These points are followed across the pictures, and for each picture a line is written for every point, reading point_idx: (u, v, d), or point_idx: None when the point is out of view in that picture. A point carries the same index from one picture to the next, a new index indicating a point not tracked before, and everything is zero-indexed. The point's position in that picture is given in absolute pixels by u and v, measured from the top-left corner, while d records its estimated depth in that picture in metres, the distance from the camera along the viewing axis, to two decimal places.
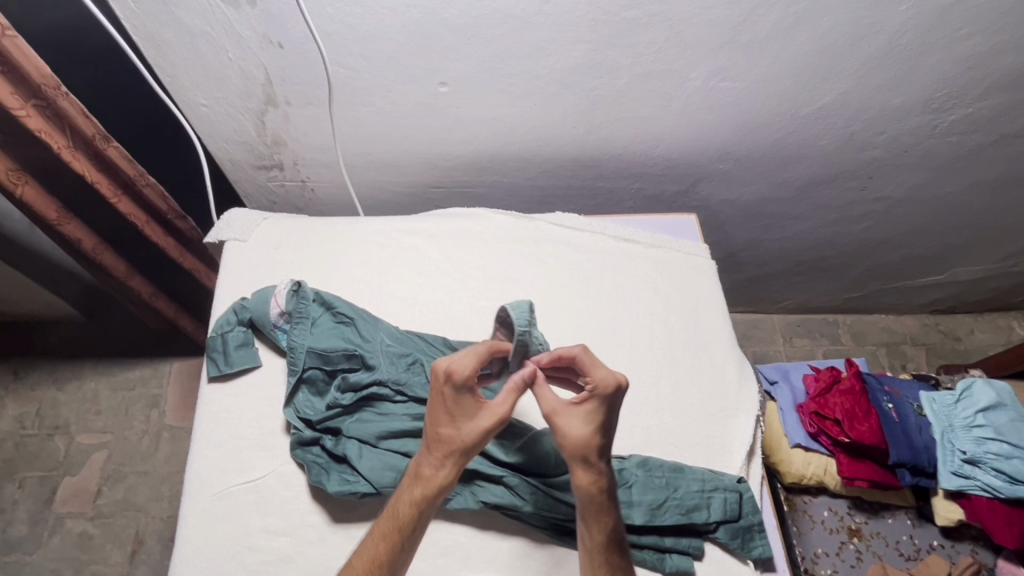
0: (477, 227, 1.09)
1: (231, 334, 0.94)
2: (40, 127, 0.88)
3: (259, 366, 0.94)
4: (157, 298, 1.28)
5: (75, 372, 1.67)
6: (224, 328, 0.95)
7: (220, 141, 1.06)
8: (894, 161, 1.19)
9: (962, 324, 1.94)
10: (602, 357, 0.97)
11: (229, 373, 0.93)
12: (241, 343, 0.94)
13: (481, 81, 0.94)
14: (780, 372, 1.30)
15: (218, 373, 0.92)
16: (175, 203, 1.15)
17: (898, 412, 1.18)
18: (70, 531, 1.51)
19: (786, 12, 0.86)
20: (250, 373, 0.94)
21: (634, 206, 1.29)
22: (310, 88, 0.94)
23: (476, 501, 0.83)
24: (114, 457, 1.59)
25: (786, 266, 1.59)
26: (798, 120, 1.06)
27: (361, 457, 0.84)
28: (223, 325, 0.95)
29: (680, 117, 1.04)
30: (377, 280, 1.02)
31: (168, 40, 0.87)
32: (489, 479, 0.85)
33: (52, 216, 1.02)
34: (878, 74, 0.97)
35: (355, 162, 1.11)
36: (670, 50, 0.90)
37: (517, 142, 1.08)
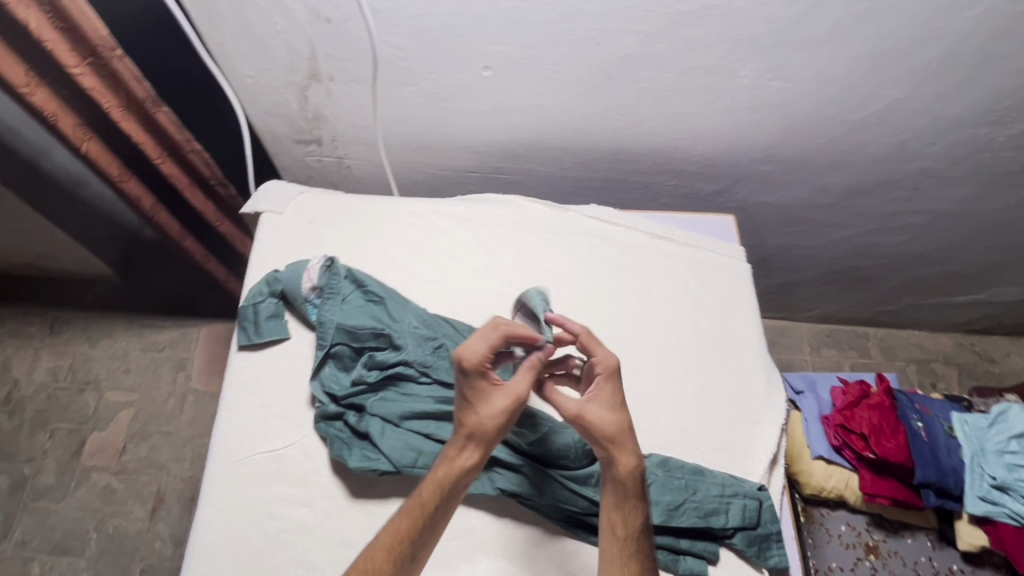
0: (511, 214, 1.08)
1: (262, 305, 0.95)
2: (92, 85, 0.91)
3: (287, 338, 0.95)
4: (209, 260, 1.32)
5: (107, 331, 1.71)
6: (256, 299, 0.96)
7: (262, 113, 1.07)
8: (945, 173, 1.15)
9: (999, 346, 1.88)
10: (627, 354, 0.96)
11: (258, 343, 0.94)
12: (272, 315, 0.95)
13: (526, 66, 0.93)
14: (806, 382, 1.27)
15: (248, 342, 0.93)
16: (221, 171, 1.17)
17: (928, 431, 1.14)
18: (95, 483, 1.56)
19: (846, 12, 0.83)
20: (278, 345, 0.95)
21: (669, 204, 1.27)
22: (354, 65, 0.94)
23: (493, 487, 0.83)
24: (141, 416, 1.64)
25: (819, 274, 1.56)
26: (847, 126, 1.03)
27: (382, 434, 0.85)
28: (255, 296, 0.96)
29: (726, 115, 1.02)
30: (407, 261, 1.03)
31: (218, 10, 0.87)
32: (508, 466, 0.85)
33: (112, 172, 1.06)
34: (937, 83, 0.93)
35: (393, 142, 1.11)
36: (721, 46, 0.88)
37: (556, 131, 1.07)
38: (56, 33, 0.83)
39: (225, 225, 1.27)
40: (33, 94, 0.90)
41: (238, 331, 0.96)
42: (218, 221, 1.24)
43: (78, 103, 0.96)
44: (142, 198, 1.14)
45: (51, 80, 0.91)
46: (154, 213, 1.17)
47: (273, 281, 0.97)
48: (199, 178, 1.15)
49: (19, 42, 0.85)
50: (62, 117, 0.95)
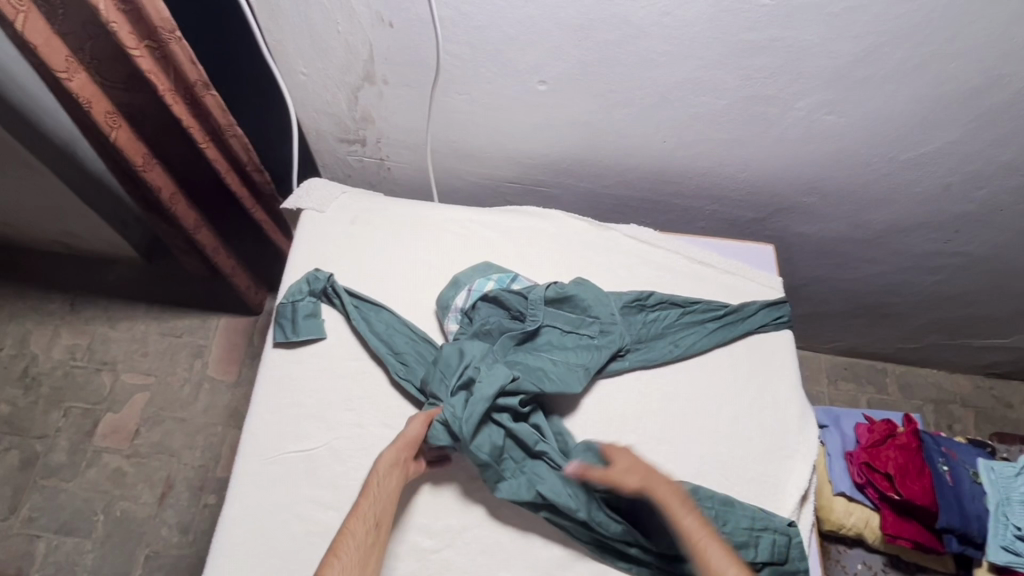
0: (551, 228, 1.08)
1: (301, 304, 0.95)
2: (150, 68, 0.90)
3: (323, 338, 0.94)
4: (219, 251, 1.30)
5: (128, 313, 1.71)
6: (295, 297, 0.97)
7: (310, 110, 1.07)
8: (987, 218, 1.14)
9: (1017, 392, 1.87)
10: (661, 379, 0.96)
11: (294, 341, 0.94)
12: (310, 313, 0.95)
13: (582, 83, 0.93)
14: (831, 416, 1.26)
15: (284, 339, 0.93)
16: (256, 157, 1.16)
17: (953, 475, 1.13)
18: (106, 464, 1.56)
19: (911, 53, 0.83)
20: (314, 343, 0.94)
21: (706, 228, 1.27)
22: (411, 70, 0.94)
23: (533, 492, 0.83)
24: (155, 400, 1.63)
25: (846, 307, 1.55)
26: (896, 165, 1.03)
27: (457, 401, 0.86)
28: (295, 294, 0.97)
29: (774, 145, 1.02)
30: (446, 268, 1.02)
31: (283, 7, 0.88)
32: (550, 472, 0.85)
33: (138, 160, 1.05)
34: (993, 129, 0.93)
35: (437, 148, 1.11)
36: (780, 77, 0.88)
37: (602, 149, 1.07)
38: (119, 14, 0.83)
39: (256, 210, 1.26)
40: (73, 80, 0.90)
41: (275, 327, 0.96)
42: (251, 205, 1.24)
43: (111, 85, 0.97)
44: (164, 188, 1.12)
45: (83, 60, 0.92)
46: (173, 204, 1.15)
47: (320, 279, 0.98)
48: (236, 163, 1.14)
49: (57, 22, 0.86)
50: (96, 105, 0.95)
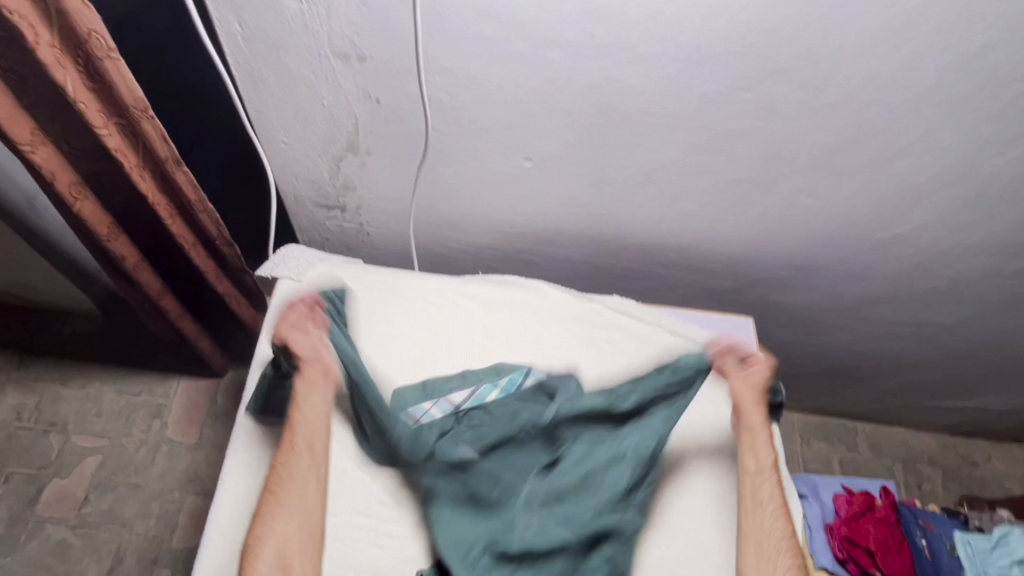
0: (535, 301, 1.07)
1: (280, 368, 0.92)
2: (117, 146, 0.88)
3: None
4: (184, 317, 1.26)
5: (82, 368, 1.63)
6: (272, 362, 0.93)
7: (290, 177, 1.04)
8: (953, 293, 1.18)
9: (981, 450, 1.92)
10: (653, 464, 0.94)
11: (278, 400, 0.90)
12: (294, 370, 0.92)
13: (567, 161, 0.93)
14: (810, 486, 1.26)
15: (264, 409, 0.90)
16: (226, 230, 1.12)
17: (931, 550, 1.14)
18: (48, 537, 1.44)
19: (887, 145, 0.85)
20: (300, 401, 0.91)
21: (685, 296, 1.27)
22: (396, 143, 0.93)
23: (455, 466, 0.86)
24: (108, 465, 1.54)
25: (818, 370, 1.57)
26: (870, 244, 1.06)
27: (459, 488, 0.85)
28: (271, 360, 0.93)
29: (753, 223, 1.03)
30: (429, 341, 1.00)
31: (267, 79, 0.85)
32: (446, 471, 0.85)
33: (103, 232, 1.00)
34: (960, 215, 0.97)
35: (419, 215, 1.09)
36: (763, 162, 0.90)
37: (586, 221, 1.07)
38: (89, 93, 0.81)
39: (225, 284, 1.22)
40: (35, 153, 0.86)
41: (253, 395, 0.92)
42: (219, 280, 1.19)
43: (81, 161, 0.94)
44: (128, 257, 1.08)
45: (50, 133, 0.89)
46: (136, 271, 1.11)
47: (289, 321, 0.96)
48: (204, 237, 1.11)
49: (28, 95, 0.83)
50: (61, 177, 0.91)
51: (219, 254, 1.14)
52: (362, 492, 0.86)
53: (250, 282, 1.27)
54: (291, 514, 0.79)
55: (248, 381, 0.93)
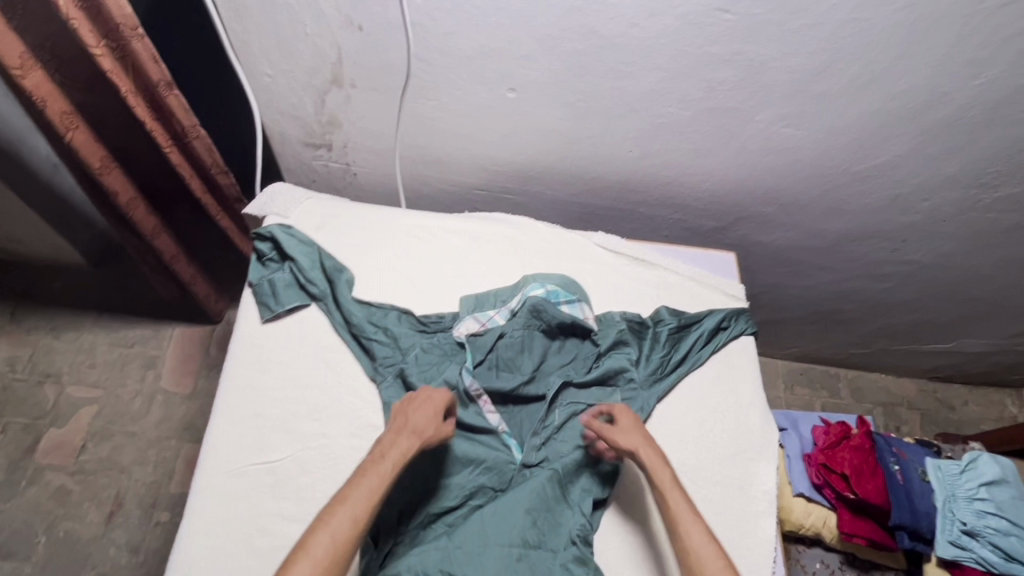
0: (523, 236, 1.08)
1: (277, 277, 0.95)
2: (111, 68, 0.88)
3: (308, 305, 0.95)
4: (178, 259, 1.26)
5: (74, 321, 1.64)
6: (268, 274, 0.95)
7: (275, 114, 1.04)
8: (930, 229, 1.21)
9: (958, 395, 1.98)
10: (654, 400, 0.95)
11: (281, 313, 0.94)
12: (289, 284, 0.95)
13: (550, 91, 0.94)
14: (789, 420, 1.31)
15: (271, 314, 0.93)
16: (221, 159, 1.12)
17: (903, 474, 1.18)
18: (48, 483, 1.47)
19: (864, 70, 0.86)
20: (299, 311, 0.95)
21: (669, 236, 1.30)
22: (379, 74, 0.93)
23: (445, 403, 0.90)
24: (103, 414, 1.56)
25: (801, 314, 1.61)
26: (850, 177, 1.08)
27: (463, 414, 0.90)
28: (267, 272, 0.96)
29: (735, 157, 1.05)
30: (417, 275, 1.02)
31: (249, 7, 0.84)
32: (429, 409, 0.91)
33: (96, 164, 1.00)
34: (936, 143, 0.98)
35: (406, 153, 1.10)
36: (744, 89, 0.91)
37: (570, 157, 1.08)
38: (78, 11, 0.80)
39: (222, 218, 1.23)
40: (27, 78, 0.86)
41: (254, 307, 0.94)
42: (216, 213, 1.21)
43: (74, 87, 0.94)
44: (121, 192, 1.07)
45: (42, 59, 0.88)
46: (131, 209, 1.10)
47: (280, 230, 0.97)
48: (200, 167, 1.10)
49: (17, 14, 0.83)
50: (52, 103, 0.90)
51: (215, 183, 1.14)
52: (358, 416, 0.89)
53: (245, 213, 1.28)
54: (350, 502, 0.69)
55: (244, 300, 0.95)
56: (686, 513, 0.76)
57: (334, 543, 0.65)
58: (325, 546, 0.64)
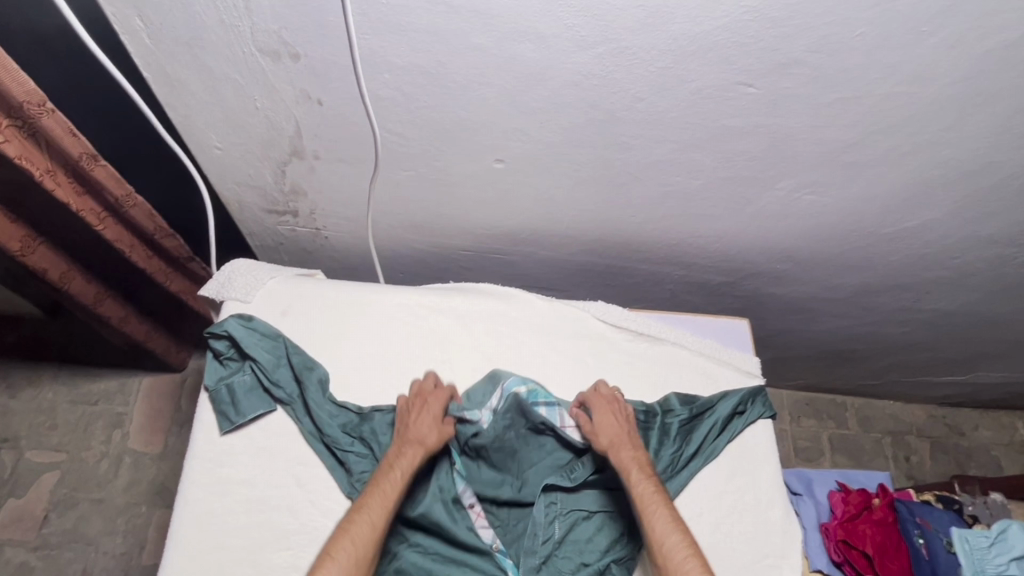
0: (515, 311, 0.97)
1: (237, 380, 0.84)
2: (17, 150, 0.76)
3: (272, 410, 0.84)
4: (127, 322, 1.19)
5: (32, 378, 1.52)
6: (228, 377, 0.85)
7: (230, 183, 0.91)
8: (958, 282, 1.11)
9: (969, 420, 1.90)
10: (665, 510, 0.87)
11: (243, 423, 0.83)
12: (251, 388, 0.84)
13: (542, 162, 0.82)
14: (804, 483, 1.23)
15: (231, 426, 0.82)
16: (166, 222, 1.02)
17: (929, 549, 1.10)
18: (9, 560, 1.37)
19: (903, 141, 0.75)
20: (264, 418, 0.84)
21: (674, 291, 1.19)
22: (345, 147, 0.81)
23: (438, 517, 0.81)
24: (67, 480, 1.45)
25: (810, 353, 1.52)
26: (875, 238, 0.97)
27: (451, 535, 0.81)
28: (227, 374, 0.85)
29: (750, 221, 0.94)
30: (396, 365, 0.90)
31: (186, 81, 0.72)
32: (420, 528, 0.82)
33: (14, 246, 0.93)
34: (976, 208, 0.88)
35: (381, 219, 0.98)
36: (763, 160, 0.79)
37: (566, 222, 0.97)
38: None
39: (174, 280, 1.14)
40: None
41: (211, 415, 0.84)
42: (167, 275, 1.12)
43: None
44: (52, 269, 1.00)
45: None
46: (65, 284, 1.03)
47: (236, 325, 0.87)
48: (141, 234, 1.01)
49: None
50: None
51: (161, 248, 1.05)
52: None
53: (200, 270, 1.19)
54: (366, 519, 0.73)
55: (200, 405, 0.84)
56: (647, 497, 0.78)
57: (355, 549, 0.70)
58: (348, 551, 0.70)
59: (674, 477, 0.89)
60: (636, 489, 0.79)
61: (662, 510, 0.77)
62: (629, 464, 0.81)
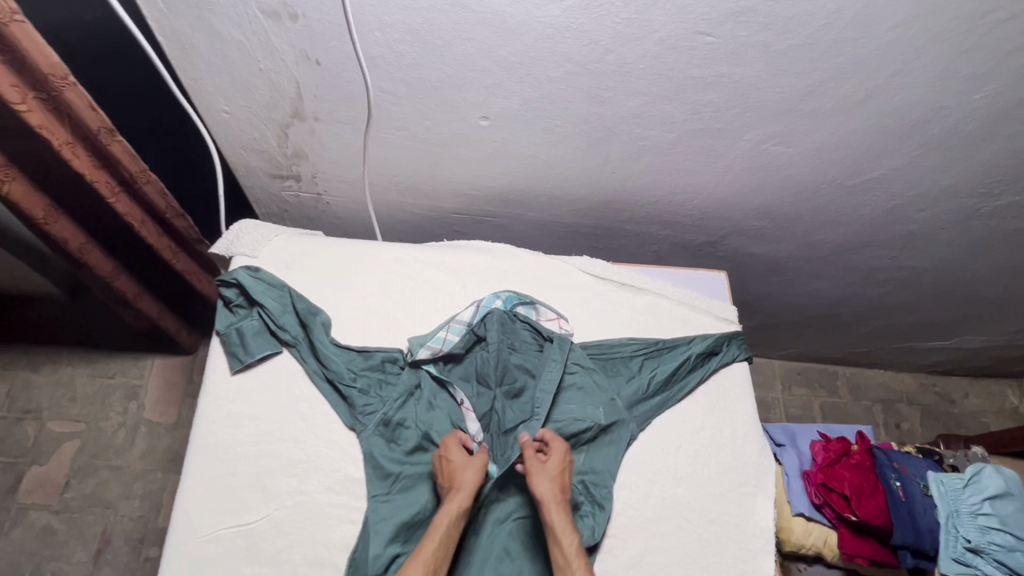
0: (503, 264, 1.03)
1: (245, 325, 0.91)
2: (39, 121, 0.84)
3: (281, 352, 0.91)
4: (141, 298, 1.27)
5: (52, 354, 1.59)
6: (235, 322, 0.92)
7: (236, 147, 0.99)
8: (928, 237, 1.16)
9: (958, 387, 1.95)
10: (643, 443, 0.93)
11: (252, 363, 0.89)
12: (258, 331, 0.91)
13: (525, 118, 0.89)
14: (788, 435, 1.28)
15: (241, 365, 0.89)
16: (176, 202, 1.12)
17: (906, 490, 1.15)
18: (32, 523, 1.44)
19: (857, 88, 0.81)
20: (270, 359, 0.91)
21: (659, 252, 1.25)
22: (342, 107, 0.88)
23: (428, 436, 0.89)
24: (86, 448, 1.52)
25: (797, 318, 1.57)
26: (843, 190, 1.02)
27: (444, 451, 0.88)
28: (234, 320, 0.92)
29: (723, 175, 1.00)
30: (392, 313, 0.97)
31: (195, 44, 0.79)
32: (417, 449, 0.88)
33: (40, 215, 0.98)
34: (933, 157, 0.94)
35: (377, 182, 1.05)
36: (729, 111, 0.85)
37: (551, 180, 1.03)
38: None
39: (179, 259, 1.23)
40: None
41: (222, 358, 0.90)
42: (172, 256, 1.20)
43: (11, 140, 0.89)
44: (73, 240, 1.06)
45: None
46: (84, 255, 1.09)
47: (245, 275, 0.93)
48: (152, 212, 1.10)
49: None
50: None
51: (171, 227, 1.14)
52: (336, 469, 0.85)
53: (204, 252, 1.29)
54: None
55: (211, 350, 0.91)
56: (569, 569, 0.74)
57: None
58: None
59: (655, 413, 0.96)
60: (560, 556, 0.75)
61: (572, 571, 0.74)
62: (557, 528, 0.78)
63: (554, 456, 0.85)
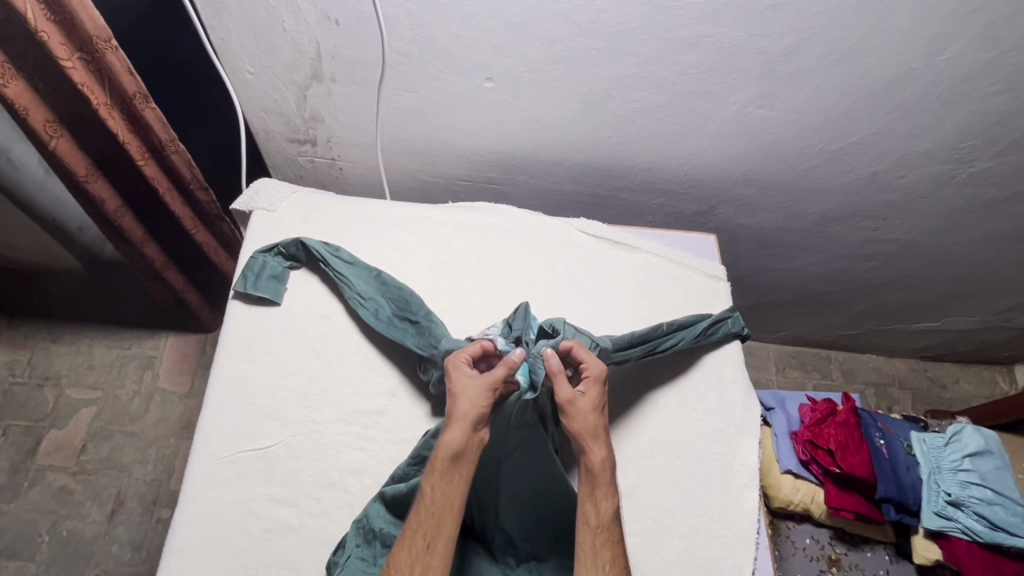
0: (506, 223, 1.10)
1: (269, 263, 0.98)
2: (82, 79, 0.91)
3: (276, 303, 0.97)
4: (167, 268, 1.32)
5: (72, 325, 1.65)
6: (265, 256, 0.99)
7: (258, 110, 1.07)
8: (909, 206, 1.22)
9: (949, 373, 1.99)
10: (636, 387, 0.99)
11: (249, 294, 0.96)
12: (274, 275, 0.98)
13: (526, 80, 0.96)
14: (777, 399, 1.31)
15: (242, 289, 0.96)
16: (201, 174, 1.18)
17: (889, 448, 1.21)
18: (50, 483, 1.50)
19: (831, 48, 0.88)
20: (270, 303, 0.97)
21: (654, 222, 1.31)
22: (358, 68, 0.95)
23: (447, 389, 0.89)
24: (103, 414, 1.58)
25: (789, 296, 1.62)
26: (825, 155, 1.09)
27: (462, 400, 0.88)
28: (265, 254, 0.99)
29: (712, 140, 1.07)
30: (401, 264, 1.03)
31: (227, 3, 0.88)
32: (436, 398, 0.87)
33: (81, 172, 1.05)
34: (907, 121, 1.00)
35: (388, 147, 1.12)
36: (714, 73, 0.93)
37: (551, 145, 1.10)
38: (51, 24, 0.84)
39: (199, 232, 1.28)
40: (7, 87, 0.89)
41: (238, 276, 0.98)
42: (194, 227, 1.25)
43: (57, 99, 0.96)
44: (108, 200, 1.13)
45: (21, 69, 0.90)
46: (118, 217, 1.16)
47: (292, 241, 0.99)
48: (178, 181, 1.16)
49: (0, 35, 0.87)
50: (34, 112, 0.94)
51: (195, 199, 1.20)
52: (347, 402, 0.91)
53: (225, 229, 1.34)
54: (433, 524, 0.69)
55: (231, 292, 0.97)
56: (605, 522, 0.73)
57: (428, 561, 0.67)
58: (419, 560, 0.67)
59: (647, 361, 1.01)
60: (596, 506, 0.74)
61: (605, 534, 0.72)
62: (594, 473, 0.76)
63: (591, 399, 0.81)
